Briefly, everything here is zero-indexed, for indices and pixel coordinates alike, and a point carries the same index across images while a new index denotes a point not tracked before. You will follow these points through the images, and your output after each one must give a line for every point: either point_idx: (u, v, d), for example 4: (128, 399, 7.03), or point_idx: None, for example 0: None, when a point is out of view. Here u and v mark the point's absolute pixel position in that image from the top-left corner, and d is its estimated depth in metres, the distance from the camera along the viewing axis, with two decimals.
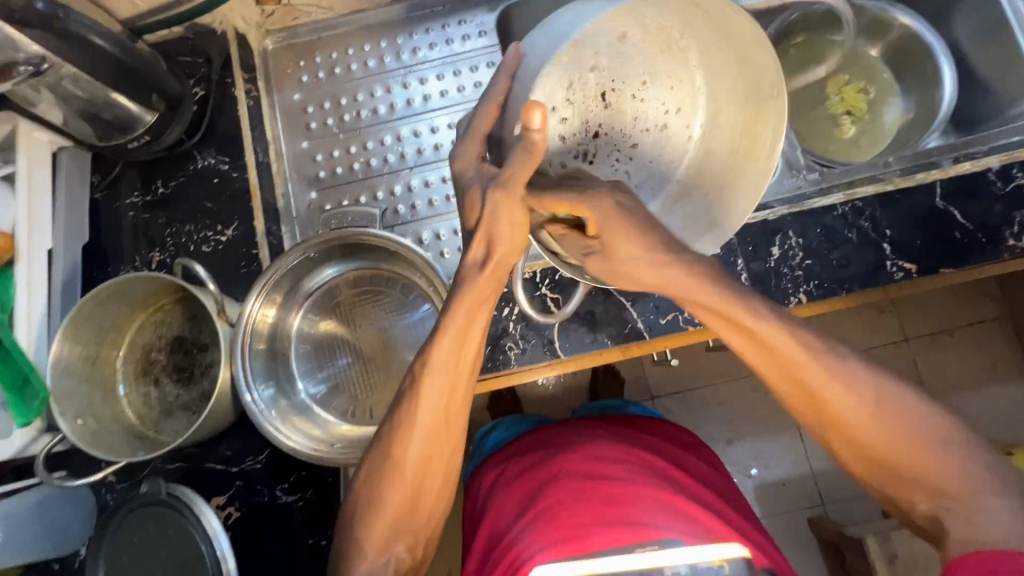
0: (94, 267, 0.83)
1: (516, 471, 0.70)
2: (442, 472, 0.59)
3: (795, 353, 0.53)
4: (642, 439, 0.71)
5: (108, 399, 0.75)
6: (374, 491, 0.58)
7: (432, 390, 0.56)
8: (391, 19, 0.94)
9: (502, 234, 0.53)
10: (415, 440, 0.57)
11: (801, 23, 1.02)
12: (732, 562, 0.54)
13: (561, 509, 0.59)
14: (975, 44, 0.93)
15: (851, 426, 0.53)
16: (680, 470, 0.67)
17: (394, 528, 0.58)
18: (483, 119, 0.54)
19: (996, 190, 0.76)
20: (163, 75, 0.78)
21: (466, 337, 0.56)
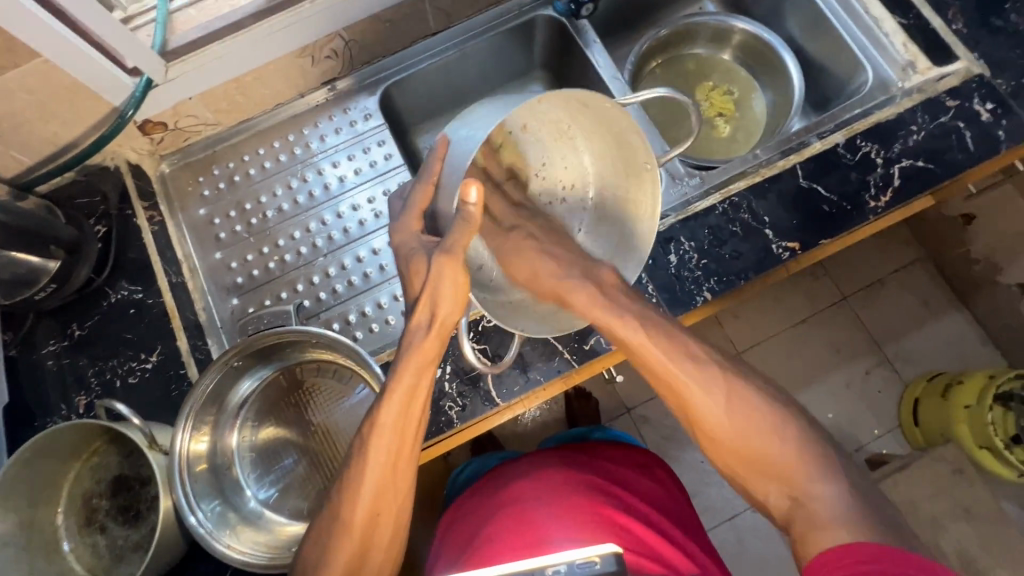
0: (19, 426, 0.80)
1: (469, 508, 0.72)
2: (391, 528, 0.60)
3: (665, 363, 0.59)
4: (590, 464, 0.74)
5: (53, 559, 0.72)
6: (322, 559, 0.58)
7: (379, 449, 0.58)
8: (280, 121, 0.98)
9: (440, 300, 0.58)
10: (363, 496, 0.58)
11: (658, 45, 1.12)
12: (605, 553, 0.42)
13: (505, 546, 0.60)
14: (806, 35, 1.05)
15: (724, 426, 0.58)
16: (624, 491, 0.69)
17: None
18: (421, 198, 0.62)
19: (847, 160, 0.85)
20: (60, 226, 0.80)
21: (411, 397, 0.59)
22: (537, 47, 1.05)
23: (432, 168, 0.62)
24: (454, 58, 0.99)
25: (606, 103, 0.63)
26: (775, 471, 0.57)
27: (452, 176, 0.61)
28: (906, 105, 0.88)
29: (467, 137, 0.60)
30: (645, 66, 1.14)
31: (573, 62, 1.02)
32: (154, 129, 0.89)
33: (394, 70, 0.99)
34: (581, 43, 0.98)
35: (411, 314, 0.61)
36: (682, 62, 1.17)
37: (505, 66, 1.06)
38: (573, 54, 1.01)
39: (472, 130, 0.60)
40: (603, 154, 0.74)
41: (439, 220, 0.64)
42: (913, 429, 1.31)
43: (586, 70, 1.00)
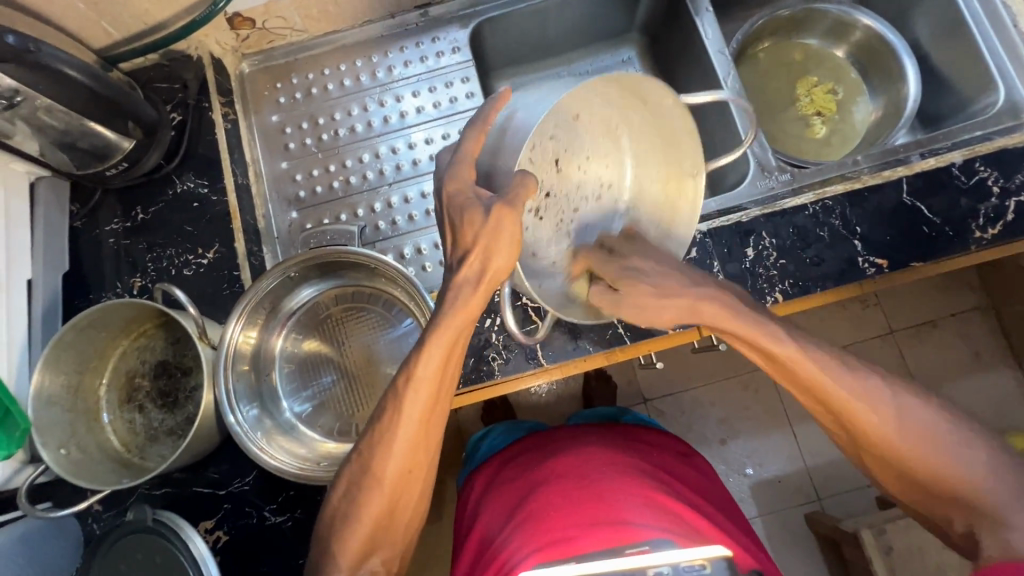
0: (75, 296, 0.82)
1: (514, 473, 0.77)
2: (421, 482, 0.60)
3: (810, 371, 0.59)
4: (633, 447, 0.77)
5: (92, 427, 0.74)
6: (352, 505, 0.58)
7: (415, 406, 0.56)
8: (365, 38, 0.94)
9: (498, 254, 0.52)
10: (396, 455, 0.57)
11: (768, 28, 1.05)
12: (715, 560, 0.51)
13: (552, 512, 0.65)
14: (936, 42, 0.96)
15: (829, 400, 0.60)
16: (666, 476, 0.72)
17: (371, 542, 0.58)
18: (475, 146, 0.53)
19: (960, 183, 0.78)
20: (140, 103, 0.78)
21: (450, 351, 0.56)
22: (641, 8, 0.98)
23: (488, 114, 0.53)
24: (554, 5, 0.94)
25: (666, 99, 0.59)
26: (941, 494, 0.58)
27: (515, 138, 0.53)
28: None
29: (531, 102, 0.54)
30: (749, 48, 1.07)
31: (677, 29, 0.95)
32: (242, 25, 0.89)
33: (491, 6, 0.94)
34: (692, 8, 0.90)
35: (453, 269, 0.55)
36: (788, 50, 1.09)
37: (602, 22, 1.00)
38: (679, 20, 0.94)
39: (539, 96, 0.54)
40: (645, 159, 0.69)
41: (493, 177, 0.56)
42: None
43: (689, 39, 0.93)
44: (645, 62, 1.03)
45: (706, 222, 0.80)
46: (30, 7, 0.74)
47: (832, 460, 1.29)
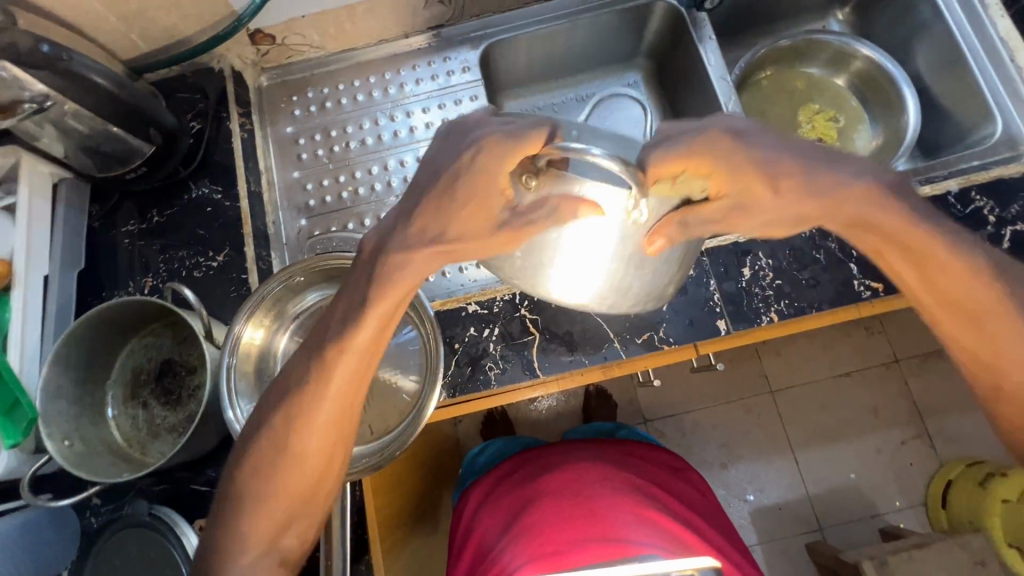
0: (88, 293, 0.85)
1: (505, 484, 0.78)
2: (337, 459, 0.63)
3: (977, 293, 0.58)
4: (619, 455, 0.79)
5: (97, 422, 0.76)
6: (269, 484, 0.60)
7: (338, 382, 0.59)
8: (380, 57, 0.98)
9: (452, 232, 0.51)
10: (313, 430, 0.60)
11: (769, 57, 1.08)
12: (703, 570, 0.55)
13: (545, 526, 0.67)
14: (935, 73, 0.98)
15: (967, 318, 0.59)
16: (649, 484, 0.74)
17: (288, 515, 0.62)
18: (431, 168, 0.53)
19: (956, 212, 0.79)
20: (162, 111, 0.81)
21: (383, 329, 0.59)
22: (647, 35, 1.01)
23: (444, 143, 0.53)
24: (563, 29, 0.97)
25: None
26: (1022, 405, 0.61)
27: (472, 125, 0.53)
28: None
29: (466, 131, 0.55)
30: (752, 76, 1.09)
31: (681, 54, 0.98)
32: (263, 40, 0.93)
33: (501, 29, 0.98)
34: (695, 37, 0.94)
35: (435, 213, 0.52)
36: (790, 78, 1.12)
37: (609, 48, 1.03)
38: (684, 47, 0.97)
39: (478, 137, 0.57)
40: None
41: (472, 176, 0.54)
42: (938, 510, 1.23)
43: (693, 65, 0.96)
44: (650, 86, 1.06)
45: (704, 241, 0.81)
46: (65, 18, 0.78)
47: (833, 489, 1.28)
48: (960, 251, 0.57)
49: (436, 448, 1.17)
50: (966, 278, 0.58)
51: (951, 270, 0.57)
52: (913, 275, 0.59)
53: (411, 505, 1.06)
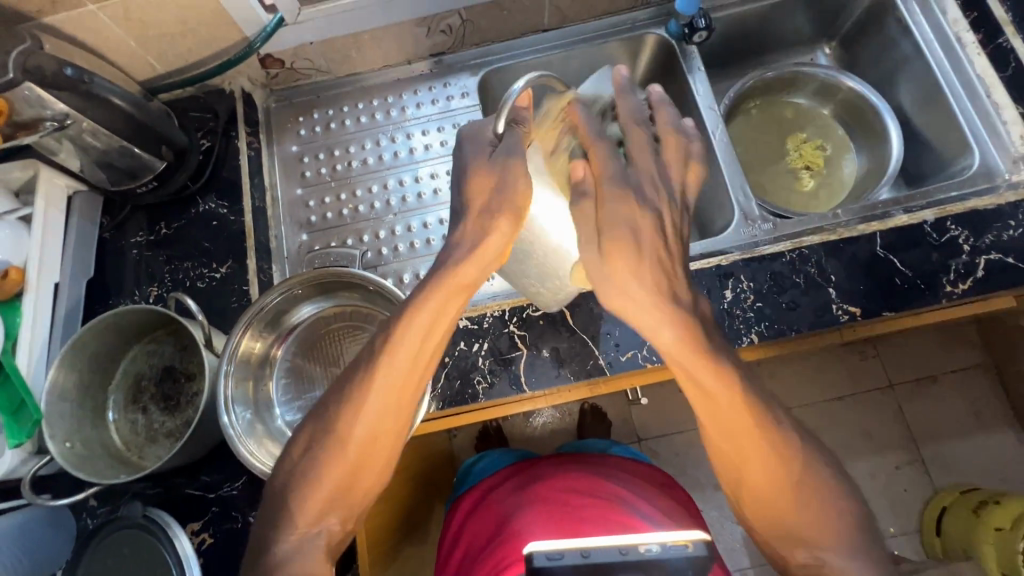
0: (95, 301, 0.88)
1: (511, 484, 0.81)
2: (384, 453, 0.62)
3: (743, 413, 0.59)
4: (624, 472, 0.82)
5: (97, 425, 0.79)
6: (316, 463, 0.60)
7: (392, 370, 0.60)
8: (383, 81, 1.03)
9: (493, 230, 0.59)
10: (364, 417, 0.60)
11: (758, 88, 1.12)
12: (696, 541, 0.49)
13: (559, 515, 0.70)
14: (917, 106, 1.01)
15: (765, 492, 0.61)
16: (638, 480, 0.81)
17: (329, 501, 0.60)
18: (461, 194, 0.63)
19: (932, 240, 0.82)
20: (175, 130, 0.86)
21: (438, 321, 0.60)
22: (639, 65, 1.05)
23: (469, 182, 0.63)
24: (558, 59, 1.02)
25: None
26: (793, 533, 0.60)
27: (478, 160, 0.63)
28: (1007, 198, 0.84)
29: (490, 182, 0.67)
30: (741, 105, 1.13)
31: (672, 84, 1.02)
32: (273, 65, 0.96)
33: (499, 58, 1.03)
34: (686, 67, 0.98)
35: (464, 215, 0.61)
36: (779, 108, 1.16)
37: None
38: (674, 77, 1.01)
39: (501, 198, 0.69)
40: None
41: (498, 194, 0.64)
42: (931, 537, 1.23)
43: (683, 95, 1.00)
44: None
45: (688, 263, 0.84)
46: (86, 43, 0.83)
47: None
48: (723, 362, 0.59)
49: (430, 461, 1.19)
50: (701, 383, 0.59)
51: (706, 378, 0.58)
52: (688, 385, 0.60)
53: (403, 517, 1.08)
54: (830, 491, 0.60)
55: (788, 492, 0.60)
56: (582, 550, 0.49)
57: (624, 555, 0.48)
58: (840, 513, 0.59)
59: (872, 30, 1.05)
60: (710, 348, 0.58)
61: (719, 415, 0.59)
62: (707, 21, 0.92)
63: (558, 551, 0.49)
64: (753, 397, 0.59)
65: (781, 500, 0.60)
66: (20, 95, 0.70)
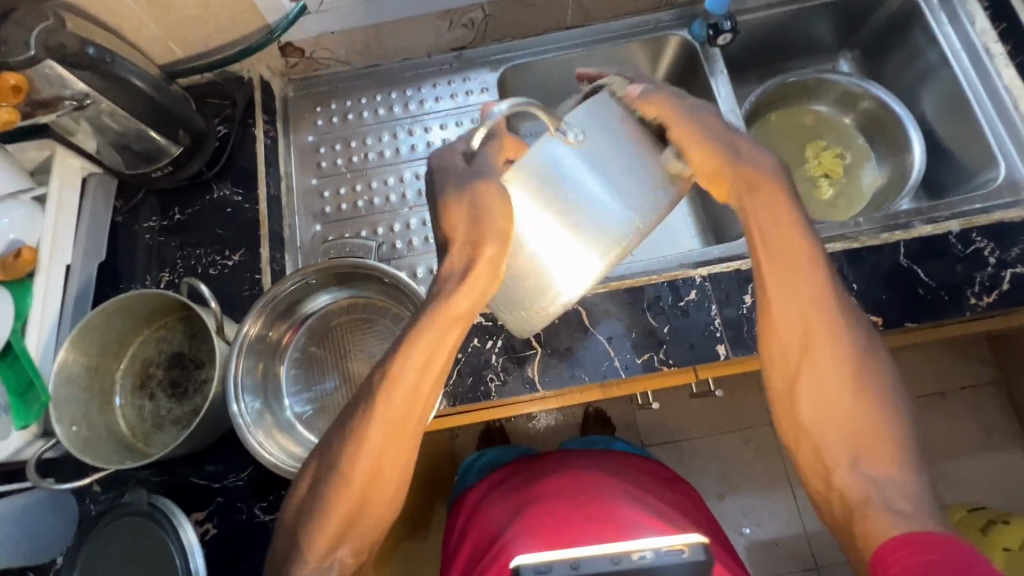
0: (106, 284, 0.87)
1: (507, 489, 0.79)
2: (387, 489, 0.61)
3: (800, 251, 0.60)
4: (625, 468, 0.80)
5: (104, 409, 0.78)
6: (320, 501, 0.59)
7: (388, 408, 0.58)
8: (402, 74, 1.02)
9: (480, 259, 0.53)
10: (364, 455, 0.58)
11: (780, 93, 1.11)
12: (693, 545, 0.54)
13: (553, 521, 0.68)
14: (940, 116, 1.00)
15: (833, 424, 0.60)
16: (637, 475, 0.79)
17: (337, 536, 0.59)
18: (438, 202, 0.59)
19: (957, 251, 0.80)
20: (193, 114, 0.85)
21: (431, 355, 0.57)
22: (662, 65, 1.04)
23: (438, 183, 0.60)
24: (579, 56, 1.01)
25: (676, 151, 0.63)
26: (850, 437, 0.59)
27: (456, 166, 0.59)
28: None
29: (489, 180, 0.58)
30: (763, 110, 1.12)
31: (694, 85, 1.01)
32: (293, 53, 0.96)
33: (520, 53, 1.01)
34: (708, 69, 0.97)
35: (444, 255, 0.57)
36: (800, 115, 1.14)
37: None
38: (696, 79, 1.00)
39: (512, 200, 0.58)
40: None
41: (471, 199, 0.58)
42: None
43: (705, 97, 0.98)
44: None
45: (707, 266, 0.82)
46: (110, 23, 0.82)
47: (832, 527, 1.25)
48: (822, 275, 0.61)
49: (433, 459, 1.17)
50: (778, 267, 0.61)
51: (794, 254, 0.60)
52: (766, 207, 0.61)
53: (404, 516, 1.06)
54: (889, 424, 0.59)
55: (851, 419, 0.59)
56: (573, 562, 0.54)
57: (615, 564, 0.53)
58: (901, 440, 0.58)
59: (897, 39, 1.04)
60: (813, 244, 0.61)
61: (804, 308, 0.60)
62: (732, 23, 0.93)
63: (545, 564, 0.54)
64: (854, 350, 0.60)
65: (843, 412, 0.60)
66: (40, 73, 0.69)
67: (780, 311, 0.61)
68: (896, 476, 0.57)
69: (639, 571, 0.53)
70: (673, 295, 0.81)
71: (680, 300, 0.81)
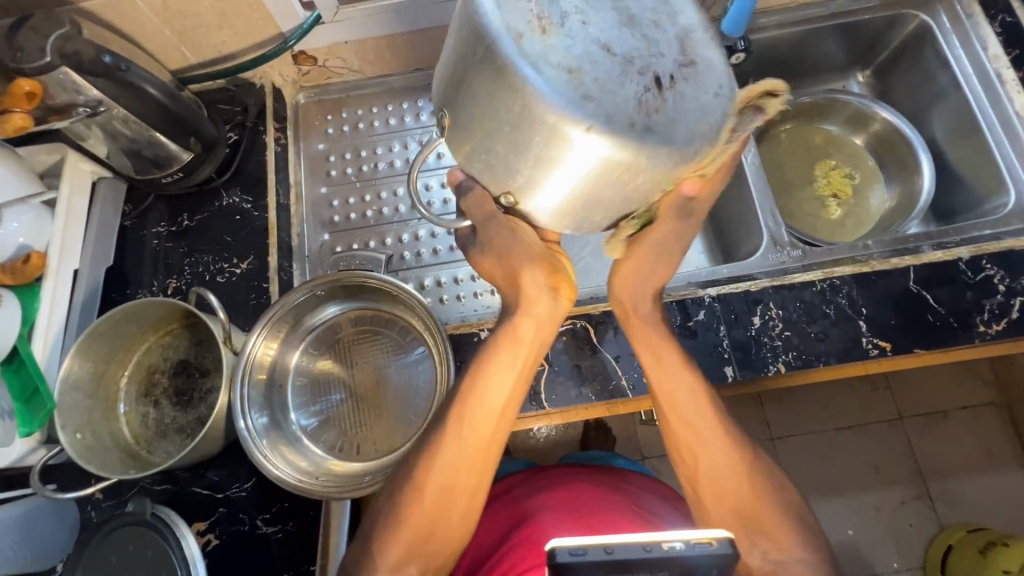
0: (112, 289, 0.87)
1: (537, 484, 0.79)
2: (464, 501, 0.62)
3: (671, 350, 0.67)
4: (647, 493, 0.79)
5: (108, 416, 0.78)
6: (396, 508, 0.61)
7: (470, 422, 0.61)
8: (413, 84, 1.02)
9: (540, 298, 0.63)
10: (441, 464, 0.61)
11: (790, 112, 1.11)
12: (720, 538, 0.44)
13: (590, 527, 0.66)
14: (950, 140, 1.00)
15: (725, 500, 0.61)
16: (651, 497, 0.78)
17: (408, 549, 0.59)
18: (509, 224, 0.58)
19: (967, 278, 0.80)
20: (205, 122, 0.85)
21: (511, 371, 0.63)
22: None
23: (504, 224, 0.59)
24: None
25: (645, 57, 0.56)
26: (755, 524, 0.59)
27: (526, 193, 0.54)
28: None
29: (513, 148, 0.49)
30: (772, 128, 1.13)
31: None
32: (305, 61, 0.96)
33: None
34: None
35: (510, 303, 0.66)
36: (810, 133, 1.14)
37: None
38: None
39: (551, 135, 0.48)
40: None
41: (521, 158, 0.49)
42: None
43: None
44: None
45: (716, 287, 0.83)
46: (125, 30, 0.83)
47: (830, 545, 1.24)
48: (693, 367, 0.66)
49: None
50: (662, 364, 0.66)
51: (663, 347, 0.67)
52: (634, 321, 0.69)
53: None
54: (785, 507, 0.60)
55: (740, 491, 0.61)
56: (606, 546, 0.43)
57: (648, 553, 0.42)
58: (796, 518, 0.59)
59: (907, 61, 1.05)
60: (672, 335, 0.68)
61: (674, 395, 0.65)
62: (746, 44, 0.91)
63: (580, 546, 0.43)
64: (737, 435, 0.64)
65: (748, 501, 0.60)
66: (55, 79, 0.68)
67: (671, 398, 0.65)
68: (798, 553, 0.57)
69: (669, 566, 0.42)
70: (681, 314, 0.81)
71: (689, 320, 0.81)
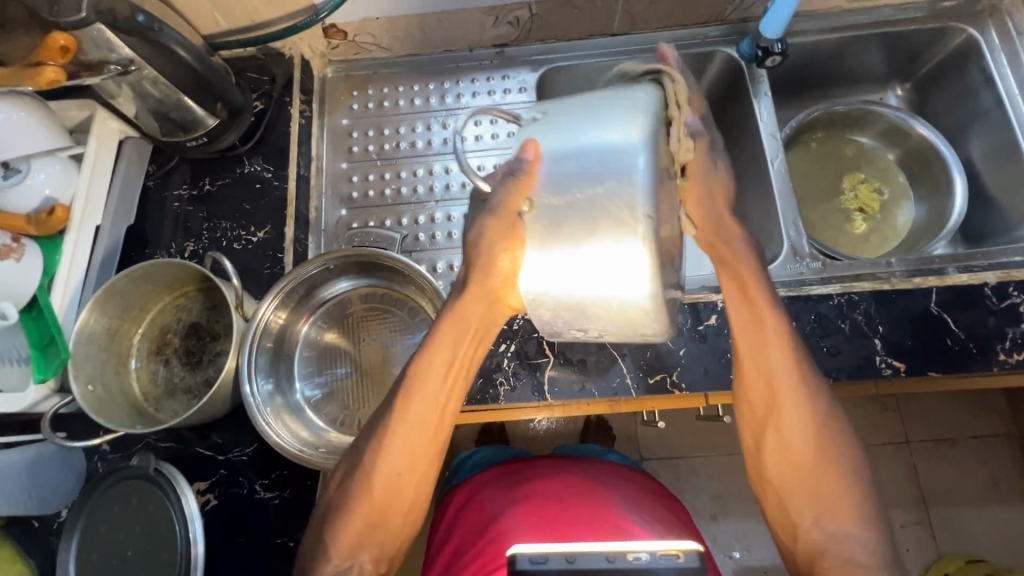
0: (131, 248, 0.89)
1: (502, 480, 0.80)
2: (406, 503, 0.63)
3: (772, 330, 0.60)
4: (617, 477, 0.80)
5: (119, 370, 0.79)
6: (341, 501, 0.63)
7: (420, 421, 0.61)
8: (441, 65, 1.01)
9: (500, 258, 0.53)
10: (390, 463, 0.62)
11: (823, 121, 1.08)
12: (688, 551, 0.45)
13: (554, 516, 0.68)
14: (988, 161, 0.97)
15: (803, 478, 0.61)
16: (636, 491, 0.78)
17: (359, 541, 0.62)
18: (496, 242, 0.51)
19: (990, 304, 0.78)
20: (232, 88, 0.85)
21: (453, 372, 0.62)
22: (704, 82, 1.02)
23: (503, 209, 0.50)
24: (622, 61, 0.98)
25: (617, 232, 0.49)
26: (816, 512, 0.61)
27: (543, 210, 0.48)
28: None
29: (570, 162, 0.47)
30: (804, 135, 1.10)
31: (735, 106, 0.99)
32: (335, 35, 0.96)
33: (563, 56, 0.99)
34: (751, 91, 0.95)
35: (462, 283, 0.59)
36: (841, 144, 1.11)
37: None
38: (739, 98, 0.98)
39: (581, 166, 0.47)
40: None
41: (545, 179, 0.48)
42: None
43: (747, 118, 0.96)
44: None
45: None
46: None
47: None
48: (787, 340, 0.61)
49: None
50: (756, 348, 0.61)
51: (763, 327, 0.60)
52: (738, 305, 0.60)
53: None
54: (859, 494, 0.61)
55: (809, 474, 0.61)
56: (567, 554, 0.45)
57: (610, 562, 0.44)
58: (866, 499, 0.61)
59: (951, 77, 1.01)
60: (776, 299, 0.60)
61: (778, 388, 0.61)
62: (784, 47, 0.89)
63: (542, 555, 0.45)
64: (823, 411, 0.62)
65: (821, 489, 0.61)
66: (89, 35, 0.69)
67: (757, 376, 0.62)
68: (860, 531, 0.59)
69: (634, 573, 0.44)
70: (693, 317, 0.80)
71: (700, 323, 0.80)
